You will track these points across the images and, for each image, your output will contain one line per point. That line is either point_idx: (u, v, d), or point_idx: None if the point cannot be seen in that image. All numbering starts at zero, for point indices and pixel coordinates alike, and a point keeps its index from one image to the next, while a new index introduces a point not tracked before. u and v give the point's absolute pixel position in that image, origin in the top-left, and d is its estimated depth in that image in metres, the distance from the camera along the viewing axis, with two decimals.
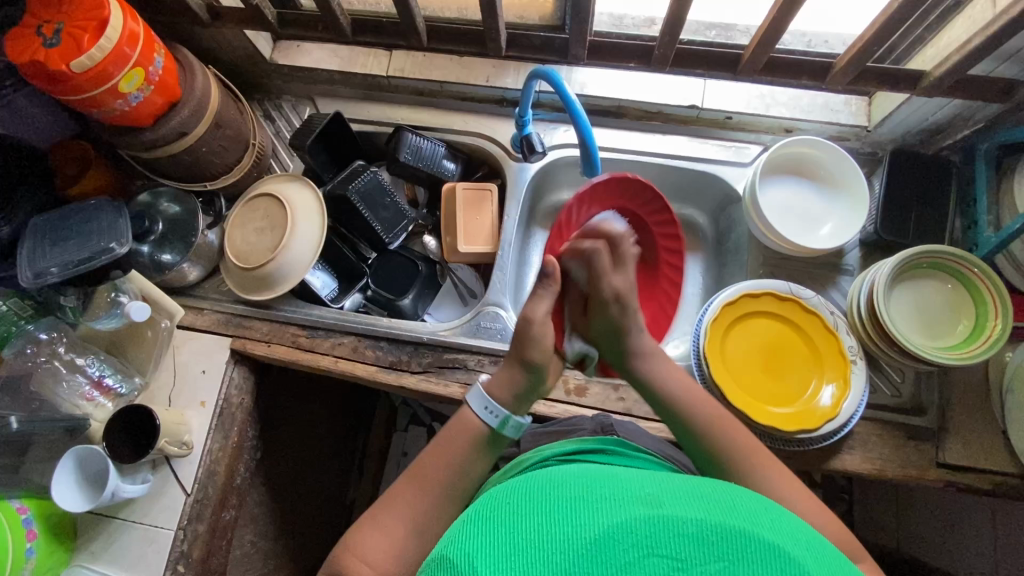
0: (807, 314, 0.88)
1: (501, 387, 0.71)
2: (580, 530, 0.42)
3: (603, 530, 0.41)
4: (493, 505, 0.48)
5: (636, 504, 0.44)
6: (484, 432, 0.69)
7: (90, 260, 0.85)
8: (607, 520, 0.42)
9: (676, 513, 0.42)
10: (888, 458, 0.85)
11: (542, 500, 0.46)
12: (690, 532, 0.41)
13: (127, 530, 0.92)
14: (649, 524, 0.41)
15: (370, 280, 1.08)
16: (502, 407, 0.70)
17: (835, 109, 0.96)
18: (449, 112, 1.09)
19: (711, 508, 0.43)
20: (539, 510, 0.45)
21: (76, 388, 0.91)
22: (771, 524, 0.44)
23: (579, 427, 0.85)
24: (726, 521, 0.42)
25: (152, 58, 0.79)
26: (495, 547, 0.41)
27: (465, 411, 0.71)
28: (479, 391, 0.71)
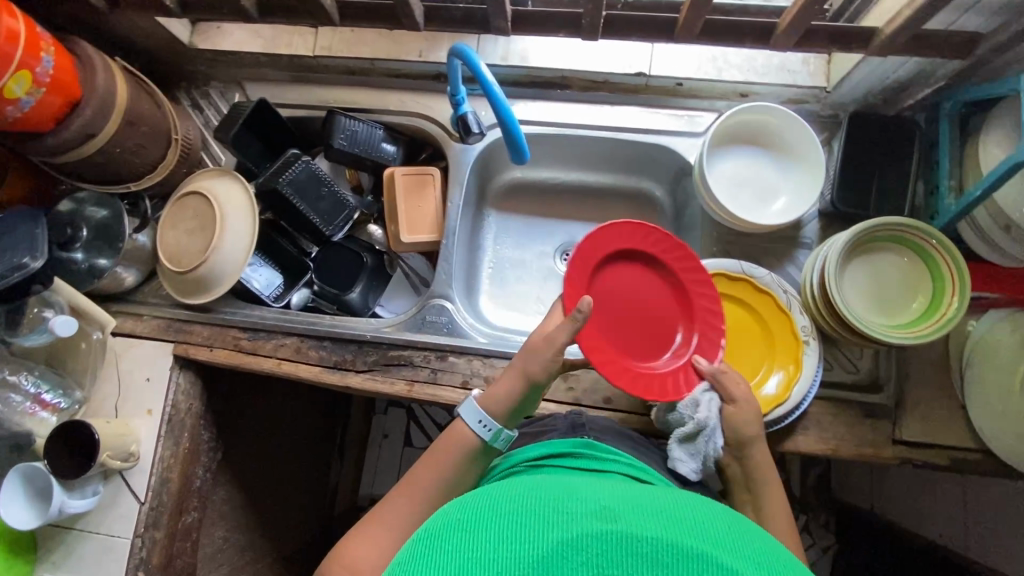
0: (759, 293, 0.85)
1: (494, 403, 0.71)
2: (527, 545, 0.38)
3: (549, 546, 0.38)
4: (443, 516, 0.43)
5: (590, 516, 0.40)
6: (477, 446, 0.69)
7: (4, 278, 0.81)
8: (556, 534, 0.38)
9: (631, 529, 0.38)
10: (844, 437, 0.83)
11: (495, 506, 0.42)
12: (644, 552, 0.37)
13: (85, 540, 0.92)
14: (599, 542, 0.37)
15: (314, 274, 1.04)
16: (495, 420, 0.70)
17: (792, 70, 0.90)
18: (385, 91, 1.02)
19: (672, 524, 0.39)
20: (487, 516, 0.41)
21: (14, 406, 0.88)
22: (740, 541, 0.39)
23: (552, 428, 0.78)
24: (686, 540, 0.38)
25: (39, 57, 0.73)
26: (437, 558, 0.38)
27: (457, 425, 0.71)
28: (473, 406, 0.70)
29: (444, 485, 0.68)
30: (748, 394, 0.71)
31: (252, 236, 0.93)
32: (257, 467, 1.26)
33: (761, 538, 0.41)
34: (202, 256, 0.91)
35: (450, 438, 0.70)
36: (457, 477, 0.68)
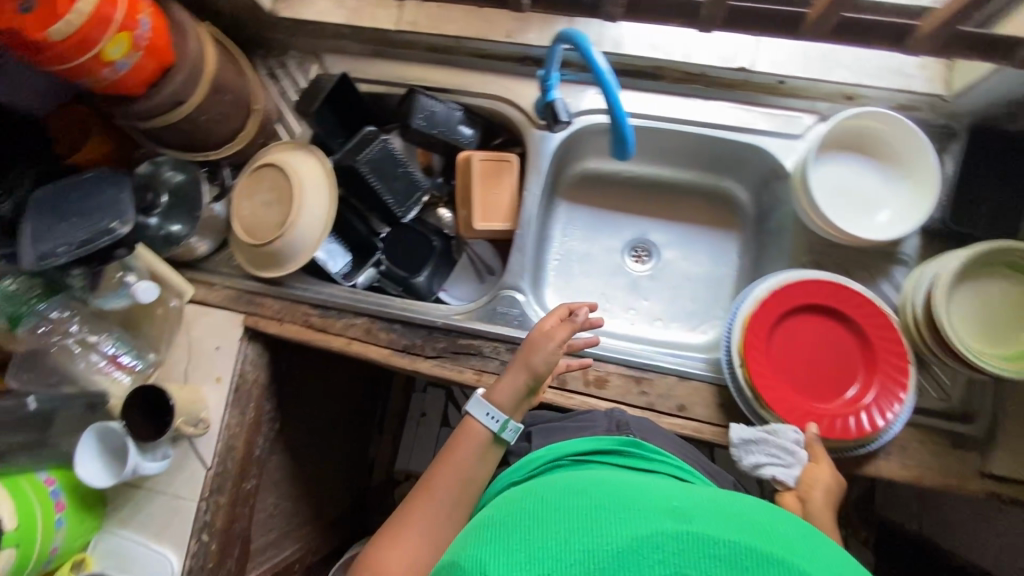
0: (865, 309, 0.79)
1: (497, 394, 0.75)
2: (604, 539, 0.40)
3: (626, 542, 0.40)
4: (507, 512, 0.48)
5: (658, 516, 0.42)
6: (486, 437, 0.72)
7: (91, 242, 0.82)
8: (633, 531, 0.40)
9: (706, 531, 0.40)
10: (928, 466, 0.80)
11: (556, 505, 0.46)
12: (722, 554, 0.38)
13: (153, 499, 0.95)
14: (676, 540, 0.39)
15: (383, 255, 1.02)
16: (502, 412, 0.74)
17: (908, 74, 0.85)
18: (467, 71, 0.98)
19: (747, 531, 0.41)
20: (562, 512, 0.44)
21: (91, 364, 0.89)
22: (812, 552, 0.40)
23: (592, 424, 0.79)
24: (761, 545, 0.39)
25: (137, 19, 0.71)
26: (509, 546, 0.42)
27: (467, 422, 0.74)
28: (479, 400, 0.74)
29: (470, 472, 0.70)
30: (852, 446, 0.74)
31: (328, 217, 0.92)
32: (308, 438, 1.28)
33: (832, 552, 0.42)
34: (276, 232, 0.91)
35: (463, 435, 0.73)
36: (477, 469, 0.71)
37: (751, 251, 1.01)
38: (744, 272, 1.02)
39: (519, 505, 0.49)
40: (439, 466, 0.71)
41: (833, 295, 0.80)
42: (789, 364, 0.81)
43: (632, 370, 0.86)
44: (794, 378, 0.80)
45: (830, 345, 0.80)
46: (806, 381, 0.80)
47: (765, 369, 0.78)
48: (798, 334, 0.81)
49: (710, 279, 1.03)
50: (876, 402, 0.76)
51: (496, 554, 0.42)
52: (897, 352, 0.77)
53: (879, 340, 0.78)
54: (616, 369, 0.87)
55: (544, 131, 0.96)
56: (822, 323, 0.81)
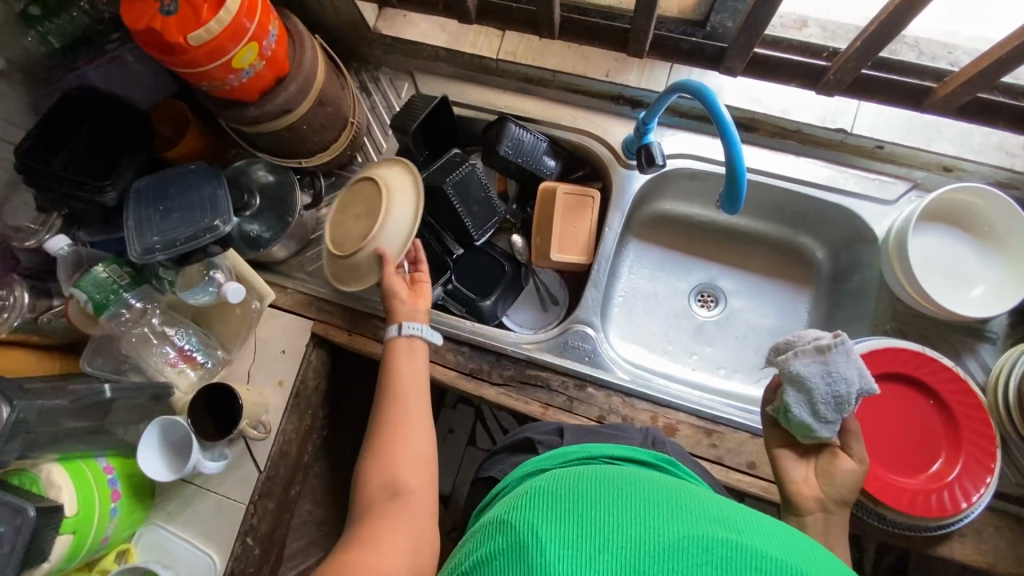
0: (959, 388, 0.77)
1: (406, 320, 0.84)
2: (648, 532, 0.37)
3: (673, 541, 0.37)
4: (558, 483, 0.44)
5: (717, 524, 0.38)
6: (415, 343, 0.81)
7: (194, 238, 0.84)
8: (681, 530, 0.37)
9: (759, 545, 0.37)
10: (1003, 553, 0.78)
11: (604, 485, 0.42)
12: (771, 570, 0.35)
13: (203, 497, 0.94)
14: (726, 548, 0.36)
15: (453, 276, 1.03)
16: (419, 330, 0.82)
17: (1010, 153, 0.83)
18: (558, 104, 1.00)
19: (797, 551, 0.37)
20: (607, 490, 0.41)
21: (162, 356, 0.91)
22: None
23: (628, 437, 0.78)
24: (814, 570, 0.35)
25: (267, 30, 0.72)
26: (553, 517, 0.39)
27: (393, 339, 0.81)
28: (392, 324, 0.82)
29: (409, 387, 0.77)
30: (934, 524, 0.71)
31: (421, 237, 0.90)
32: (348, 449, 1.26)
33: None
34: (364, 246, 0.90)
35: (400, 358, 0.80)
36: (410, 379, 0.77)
37: (822, 310, 1.00)
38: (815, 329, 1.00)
39: (560, 476, 0.46)
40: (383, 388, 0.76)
41: (919, 366, 0.78)
42: (871, 431, 0.78)
43: (704, 422, 0.85)
44: (876, 448, 0.77)
45: (917, 417, 0.78)
46: (890, 451, 0.77)
47: None
48: (885, 401, 0.79)
49: (778, 333, 1.02)
50: (961, 482, 0.73)
51: (538, 516, 0.39)
52: (985, 435, 0.75)
53: (965, 419, 0.76)
54: (687, 419, 0.86)
55: (630, 170, 0.97)
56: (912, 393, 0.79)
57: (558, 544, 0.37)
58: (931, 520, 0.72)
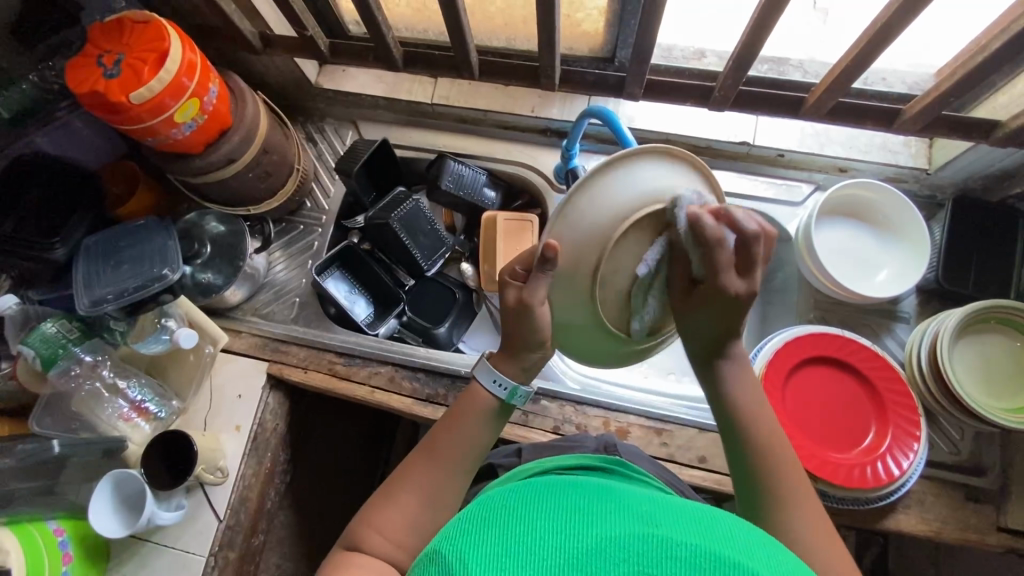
0: (876, 365, 0.83)
1: (511, 361, 0.64)
2: (572, 535, 0.39)
3: (594, 540, 0.38)
4: (488, 503, 0.44)
5: (633, 518, 0.40)
6: (495, 406, 0.64)
7: (144, 287, 0.86)
8: (602, 530, 0.39)
9: (669, 533, 0.38)
10: (946, 519, 0.81)
11: (531, 503, 0.43)
12: (683, 556, 0.37)
13: (160, 553, 0.90)
14: (643, 542, 0.38)
15: (406, 306, 1.07)
16: (510, 379, 0.64)
17: (894, 151, 0.93)
18: (491, 140, 1.07)
19: (709, 532, 0.39)
20: (534, 499, 0.43)
21: (115, 410, 0.90)
22: (772, 560, 0.39)
23: (582, 445, 0.82)
24: (721, 548, 0.37)
25: (207, 88, 0.78)
26: (480, 535, 0.40)
27: (472, 388, 0.65)
28: (486, 366, 0.64)
29: (476, 437, 0.63)
30: (856, 493, 0.76)
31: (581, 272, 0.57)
32: (316, 496, 1.23)
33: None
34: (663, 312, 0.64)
35: (465, 400, 0.65)
36: (481, 436, 0.64)
37: (758, 310, 1.06)
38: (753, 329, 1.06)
39: (498, 491, 0.47)
40: (439, 428, 0.64)
41: (840, 348, 0.84)
42: (803, 413, 0.83)
43: (652, 422, 0.88)
44: (811, 433, 0.82)
45: (843, 396, 0.83)
46: (819, 429, 0.82)
47: (782, 419, 0.80)
48: (812, 383, 0.84)
49: None
50: (891, 452, 0.78)
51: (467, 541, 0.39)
52: (907, 405, 0.80)
53: (887, 391, 0.81)
54: (636, 421, 0.89)
55: (563, 194, 1.03)
56: (833, 374, 0.84)
57: (489, 553, 0.38)
58: (864, 489, 0.75)
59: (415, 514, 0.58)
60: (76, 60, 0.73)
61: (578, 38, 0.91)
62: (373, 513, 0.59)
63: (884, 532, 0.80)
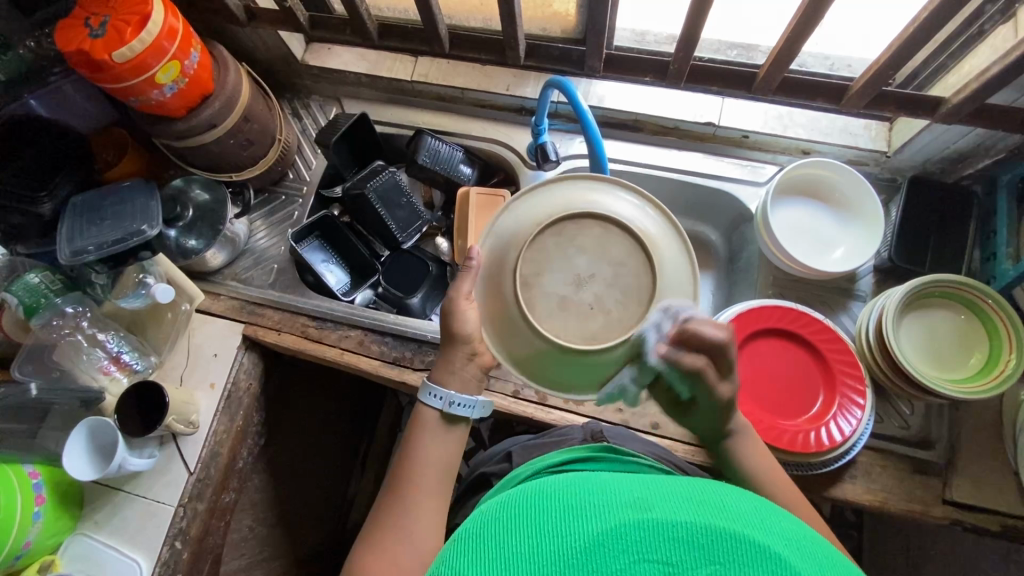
0: (827, 336, 0.84)
1: (447, 370, 0.66)
2: (571, 535, 0.40)
3: (592, 538, 0.40)
4: (484, 521, 0.45)
5: (625, 506, 0.42)
6: (445, 418, 0.66)
7: (122, 241, 0.91)
8: (598, 525, 0.40)
9: (664, 516, 0.40)
10: (892, 491, 0.82)
11: (530, 510, 0.44)
12: (681, 536, 0.39)
13: (132, 502, 0.93)
14: (640, 530, 0.39)
15: (381, 277, 1.10)
16: (448, 389, 0.65)
17: (854, 133, 0.96)
18: (468, 118, 1.11)
19: (699, 509, 0.41)
20: (529, 509, 0.44)
21: (94, 361, 0.93)
22: (764, 519, 0.42)
23: (570, 437, 0.84)
24: (713, 521, 0.40)
25: (188, 53, 0.82)
26: (484, 559, 0.41)
27: (417, 409, 0.67)
28: (425, 382, 0.67)
29: (432, 453, 0.64)
30: (799, 457, 0.78)
31: (508, 267, 0.59)
32: (292, 465, 1.26)
33: (788, 520, 0.43)
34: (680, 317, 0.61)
35: (415, 427, 0.66)
36: (439, 453, 0.65)
37: (723, 290, 1.08)
38: (718, 308, 1.08)
39: (489, 509, 0.48)
40: (397, 462, 0.65)
41: (793, 321, 0.86)
42: (752, 383, 0.85)
43: None
44: (761, 400, 0.84)
45: (794, 367, 0.85)
46: (768, 398, 0.84)
47: None
48: (763, 353, 0.86)
49: None
50: (836, 420, 0.80)
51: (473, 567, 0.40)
52: (856, 375, 0.82)
53: (838, 363, 0.83)
54: None
55: (536, 170, 1.06)
56: (784, 346, 0.86)
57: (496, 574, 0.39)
58: (807, 454, 0.77)
59: (399, 543, 0.59)
60: (65, 22, 0.78)
61: (549, 19, 0.95)
62: (358, 564, 0.58)
63: (831, 501, 0.82)
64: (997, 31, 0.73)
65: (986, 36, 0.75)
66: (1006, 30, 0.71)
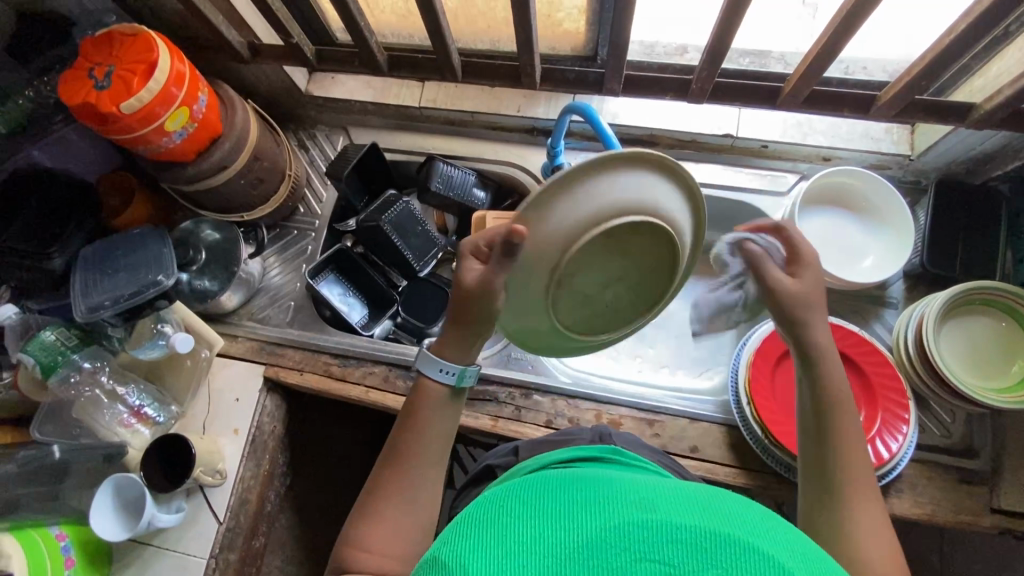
0: (864, 350, 0.83)
1: (450, 344, 0.59)
2: (570, 531, 0.39)
3: (593, 534, 0.38)
4: (486, 506, 0.44)
5: (629, 505, 0.41)
6: (450, 391, 0.60)
7: (139, 293, 0.88)
8: (599, 523, 0.39)
9: (669, 517, 0.39)
10: (939, 503, 0.81)
11: (532, 504, 0.43)
12: (685, 539, 0.37)
13: (162, 556, 0.91)
14: (642, 529, 0.38)
15: (400, 307, 1.08)
16: (456, 362, 0.59)
17: (876, 138, 0.94)
18: (480, 141, 1.09)
19: (708, 514, 0.40)
20: (531, 502, 0.43)
21: (115, 416, 0.91)
22: (776, 535, 0.39)
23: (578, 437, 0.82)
24: (720, 527, 0.38)
25: (196, 97, 0.80)
26: (480, 539, 0.39)
27: (421, 381, 0.60)
28: (429, 356, 0.59)
29: (441, 427, 0.60)
30: None
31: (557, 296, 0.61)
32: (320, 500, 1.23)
33: (802, 540, 0.40)
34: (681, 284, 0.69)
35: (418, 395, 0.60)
36: (445, 425, 0.60)
37: None
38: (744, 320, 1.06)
39: (488, 497, 0.46)
40: (400, 431, 0.59)
41: (829, 335, 0.84)
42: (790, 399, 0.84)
43: (645, 413, 0.89)
44: None
45: None
46: None
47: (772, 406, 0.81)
48: None
49: None
50: (881, 436, 0.78)
51: (467, 546, 0.39)
52: (898, 390, 0.81)
53: (877, 377, 0.82)
54: (628, 413, 0.89)
55: None
56: None
57: (494, 556, 0.37)
58: None
59: (402, 517, 0.57)
60: (69, 74, 0.76)
61: (560, 38, 0.93)
62: (356, 533, 0.56)
63: None
64: None
65: (1015, 39, 0.73)
66: None
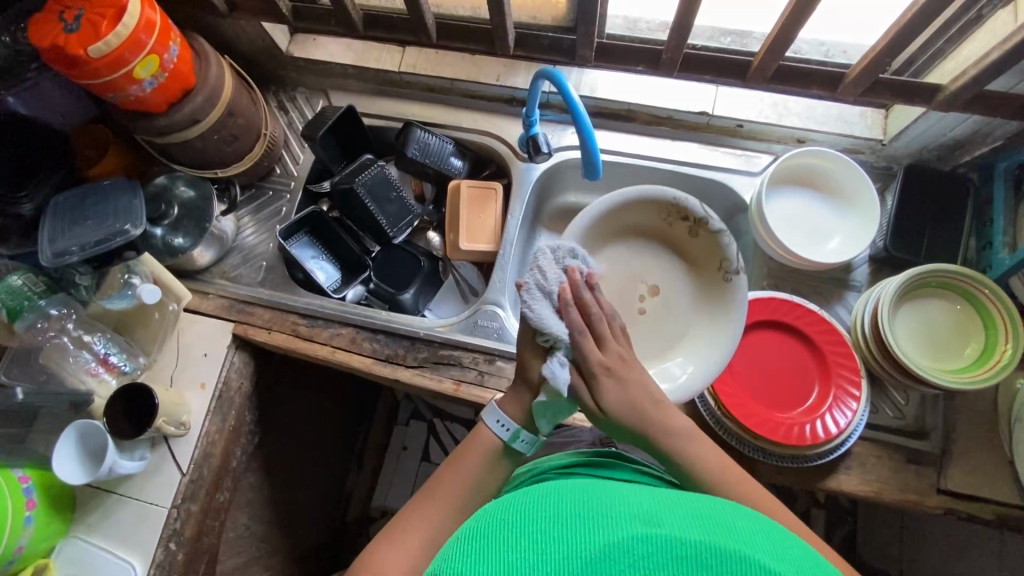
0: (824, 329, 0.84)
1: (513, 401, 0.66)
2: (576, 545, 0.39)
3: (599, 549, 0.38)
4: (489, 524, 0.44)
5: (633, 520, 0.41)
6: (499, 447, 0.65)
7: (106, 241, 0.89)
8: (604, 539, 0.39)
9: (673, 533, 0.39)
10: (887, 481, 0.82)
11: (538, 519, 0.42)
12: (688, 554, 0.37)
13: (124, 505, 0.92)
14: (646, 544, 0.38)
15: (372, 273, 1.08)
16: (514, 421, 0.65)
17: (850, 121, 0.94)
18: (459, 109, 1.09)
19: (712, 529, 0.40)
20: (535, 515, 0.43)
21: (81, 364, 0.91)
22: (774, 545, 0.40)
23: (579, 438, 0.86)
24: (723, 541, 0.38)
25: (167, 47, 0.80)
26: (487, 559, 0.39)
27: (477, 429, 0.66)
28: (491, 406, 0.66)
29: (482, 479, 0.64)
30: (793, 452, 0.78)
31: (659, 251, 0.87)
32: (290, 463, 1.25)
33: (801, 551, 0.41)
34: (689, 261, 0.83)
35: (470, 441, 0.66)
36: (485, 478, 0.64)
37: None
38: None
39: (493, 512, 0.46)
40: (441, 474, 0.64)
41: (788, 313, 0.85)
42: (746, 375, 0.85)
43: None
44: (755, 393, 0.84)
45: (789, 359, 0.85)
46: (760, 391, 0.85)
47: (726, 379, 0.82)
48: (757, 345, 0.86)
49: None
50: (831, 412, 0.80)
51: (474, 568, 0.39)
52: (851, 368, 0.82)
53: (832, 355, 0.83)
54: None
55: (527, 163, 1.05)
56: (779, 336, 0.86)
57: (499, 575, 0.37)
58: (803, 447, 0.77)
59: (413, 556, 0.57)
60: (39, 16, 0.75)
61: (540, 7, 0.90)
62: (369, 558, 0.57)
63: (827, 492, 0.81)
64: (995, 16, 0.71)
65: (985, 21, 0.73)
66: (1004, 15, 0.69)
